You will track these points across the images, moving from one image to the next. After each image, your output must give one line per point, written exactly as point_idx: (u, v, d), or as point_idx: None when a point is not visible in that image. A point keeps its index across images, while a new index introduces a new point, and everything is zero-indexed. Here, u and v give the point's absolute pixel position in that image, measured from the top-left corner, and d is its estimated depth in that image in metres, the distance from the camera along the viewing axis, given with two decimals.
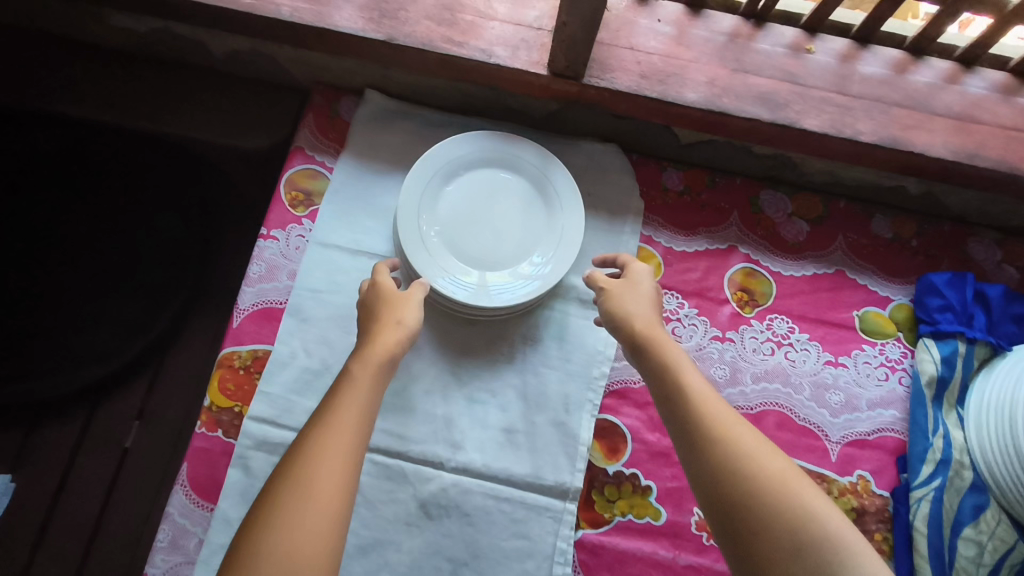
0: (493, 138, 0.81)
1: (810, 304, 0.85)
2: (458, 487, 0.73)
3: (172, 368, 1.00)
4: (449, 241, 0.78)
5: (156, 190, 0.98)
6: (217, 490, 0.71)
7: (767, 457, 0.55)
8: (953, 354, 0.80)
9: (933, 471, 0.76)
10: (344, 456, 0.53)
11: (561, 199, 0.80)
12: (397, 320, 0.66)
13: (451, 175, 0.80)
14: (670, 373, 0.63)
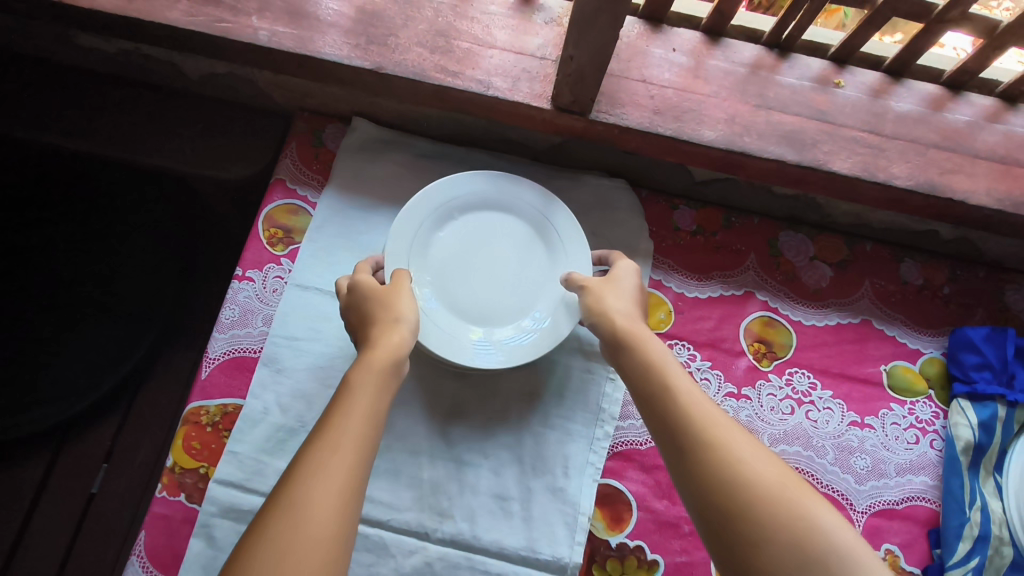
0: (491, 178, 0.75)
1: (833, 358, 0.78)
2: (445, 561, 0.66)
3: (142, 406, 0.97)
4: (443, 291, 0.71)
5: (135, 219, 0.96)
6: (176, 563, 0.65)
7: (759, 460, 0.48)
8: (992, 418, 0.73)
9: (970, 549, 0.69)
10: (344, 482, 0.45)
11: (565, 244, 0.74)
12: (393, 321, 0.58)
13: (445, 219, 0.74)
14: (654, 371, 0.56)
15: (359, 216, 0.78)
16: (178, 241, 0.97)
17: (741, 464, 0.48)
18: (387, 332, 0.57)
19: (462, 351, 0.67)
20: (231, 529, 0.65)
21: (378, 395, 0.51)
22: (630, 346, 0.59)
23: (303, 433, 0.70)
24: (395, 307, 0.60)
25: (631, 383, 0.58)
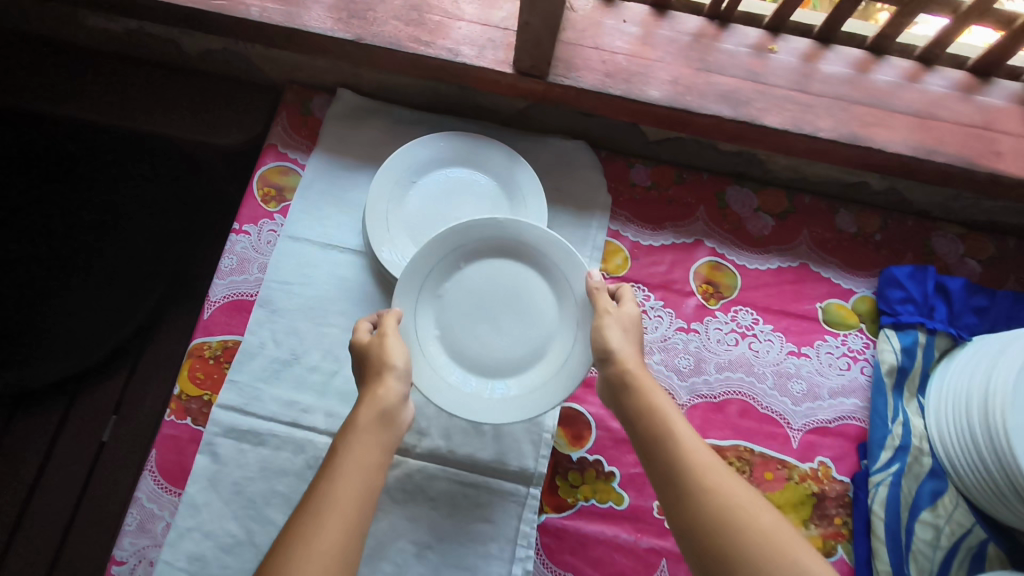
0: (486, 224, 0.75)
1: (774, 296, 0.86)
2: (423, 472, 0.75)
3: (149, 360, 1.05)
4: (455, 347, 0.75)
5: (137, 185, 1.04)
6: (184, 476, 0.74)
7: (758, 512, 0.53)
8: (913, 344, 0.81)
9: (891, 457, 0.77)
10: (340, 534, 0.52)
11: (571, 282, 0.76)
12: (389, 371, 0.64)
13: (449, 271, 0.76)
14: (656, 421, 0.62)
15: (344, 176, 0.87)
16: (177, 206, 1.05)
17: (728, 506, 0.54)
18: (383, 386, 0.64)
19: (476, 407, 0.71)
20: (233, 447, 0.74)
21: (376, 455, 0.59)
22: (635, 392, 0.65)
23: (296, 366, 0.78)
24: (388, 358, 0.66)
25: (632, 434, 0.64)
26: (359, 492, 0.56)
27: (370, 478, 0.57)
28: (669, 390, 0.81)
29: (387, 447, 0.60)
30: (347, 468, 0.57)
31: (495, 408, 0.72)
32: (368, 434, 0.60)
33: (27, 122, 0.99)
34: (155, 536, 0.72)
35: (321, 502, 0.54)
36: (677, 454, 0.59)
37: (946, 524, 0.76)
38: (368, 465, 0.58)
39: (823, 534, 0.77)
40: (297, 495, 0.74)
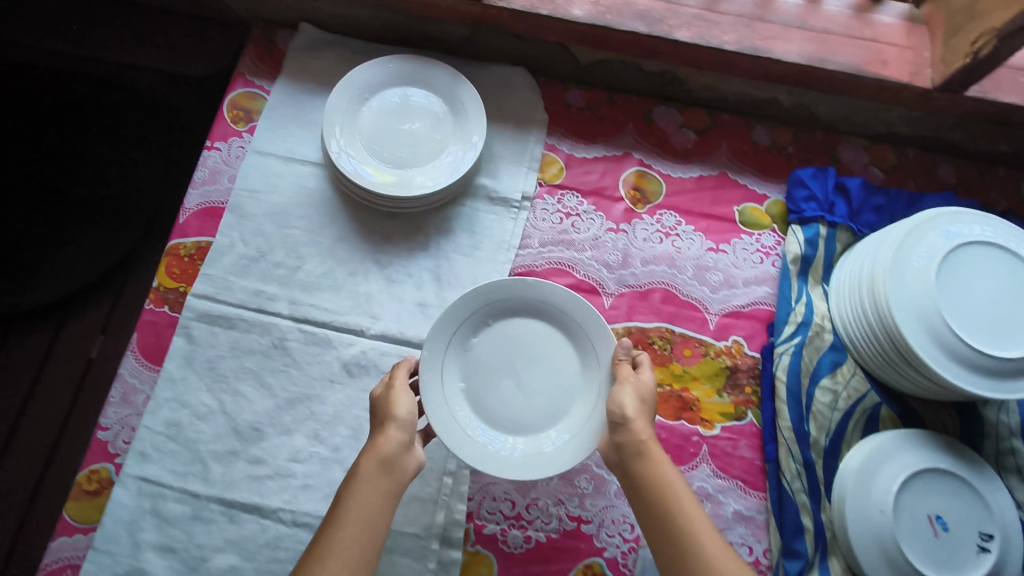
0: (517, 284, 0.81)
1: (695, 201, 0.96)
2: (376, 350, 0.84)
3: (132, 285, 1.15)
4: (478, 404, 0.79)
5: (118, 126, 1.14)
6: (162, 354, 0.83)
7: None
8: (815, 236, 0.91)
9: (794, 330, 0.88)
10: None
11: (596, 347, 0.79)
12: (394, 427, 0.69)
13: (479, 326, 0.82)
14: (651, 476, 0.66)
15: (305, 100, 0.96)
16: (153, 144, 1.14)
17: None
18: (387, 437, 0.68)
19: (492, 463, 0.75)
20: (206, 330, 0.84)
21: (376, 503, 0.64)
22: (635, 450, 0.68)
23: (262, 262, 0.88)
24: (394, 410, 0.70)
25: (628, 480, 0.68)
26: (360, 541, 0.61)
27: (371, 527, 0.62)
28: (598, 281, 0.91)
29: (389, 491, 0.65)
30: (351, 519, 0.62)
31: (511, 463, 0.75)
32: (369, 480, 0.65)
33: (29, 70, 1.13)
34: (137, 406, 0.81)
35: (325, 549, 0.60)
36: (676, 513, 0.63)
37: (843, 389, 0.85)
38: (372, 514, 0.63)
39: (734, 401, 0.86)
40: (263, 371, 0.83)
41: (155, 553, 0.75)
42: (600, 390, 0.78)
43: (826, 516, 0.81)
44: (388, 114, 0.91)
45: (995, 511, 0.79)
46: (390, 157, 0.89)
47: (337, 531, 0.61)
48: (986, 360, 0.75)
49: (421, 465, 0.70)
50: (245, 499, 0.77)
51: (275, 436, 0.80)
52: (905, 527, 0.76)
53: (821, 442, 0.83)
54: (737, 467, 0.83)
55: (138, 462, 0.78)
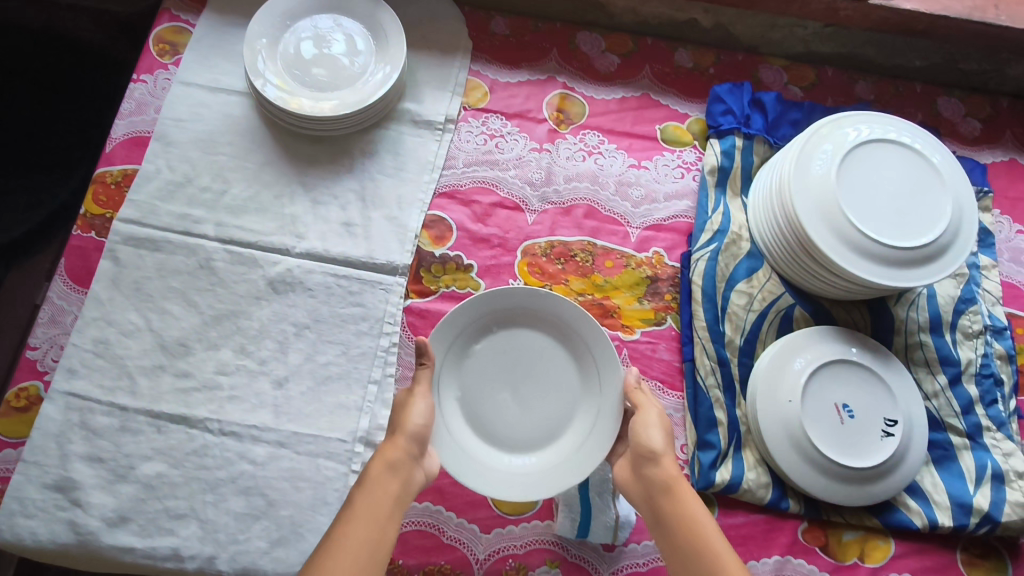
0: (523, 294, 0.79)
1: (618, 121, 0.98)
2: (302, 268, 0.86)
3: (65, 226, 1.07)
4: (474, 417, 0.79)
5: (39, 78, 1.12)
6: (89, 277, 0.85)
7: None
8: (731, 147, 0.94)
9: (710, 238, 0.90)
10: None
11: (599, 364, 0.78)
12: (407, 433, 0.71)
13: (481, 333, 0.80)
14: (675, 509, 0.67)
15: (231, 33, 0.97)
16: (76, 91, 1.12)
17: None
18: (394, 444, 0.71)
19: (488, 475, 0.75)
20: (132, 252, 0.85)
21: (385, 504, 0.66)
22: (659, 483, 0.70)
23: (188, 187, 0.88)
24: (409, 419, 0.72)
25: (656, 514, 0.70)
26: (369, 539, 0.63)
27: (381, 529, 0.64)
28: (522, 199, 0.93)
29: (398, 495, 0.68)
30: (362, 516, 0.65)
31: (504, 477, 0.75)
32: (381, 485, 0.68)
33: None
34: (65, 326, 0.82)
35: (339, 545, 0.62)
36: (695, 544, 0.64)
37: (758, 292, 0.88)
38: (380, 517, 0.65)
39: (654, 307, 0.89)
40: (189, 290, 0.84)
41: (83, 463, 0.76)
42: (600, 412, 0.77)
43: (741, 412, 0.85)
44: (317, 41, 0.92)
45: (901, 399, 0.82)
46: (305, 78, 0.90)
47: (348, 527, 0.64)
48: (895, 252, 0.78)
49: (427, 478, 0.72)
50: (172, 410, 0.79)
51: (201, 350, 0.82)
52: (812, 415, 0.80)
53: (736, 342, 0.86)
54: (657, 369, 0.86)
55: (66, 378, 0.79)
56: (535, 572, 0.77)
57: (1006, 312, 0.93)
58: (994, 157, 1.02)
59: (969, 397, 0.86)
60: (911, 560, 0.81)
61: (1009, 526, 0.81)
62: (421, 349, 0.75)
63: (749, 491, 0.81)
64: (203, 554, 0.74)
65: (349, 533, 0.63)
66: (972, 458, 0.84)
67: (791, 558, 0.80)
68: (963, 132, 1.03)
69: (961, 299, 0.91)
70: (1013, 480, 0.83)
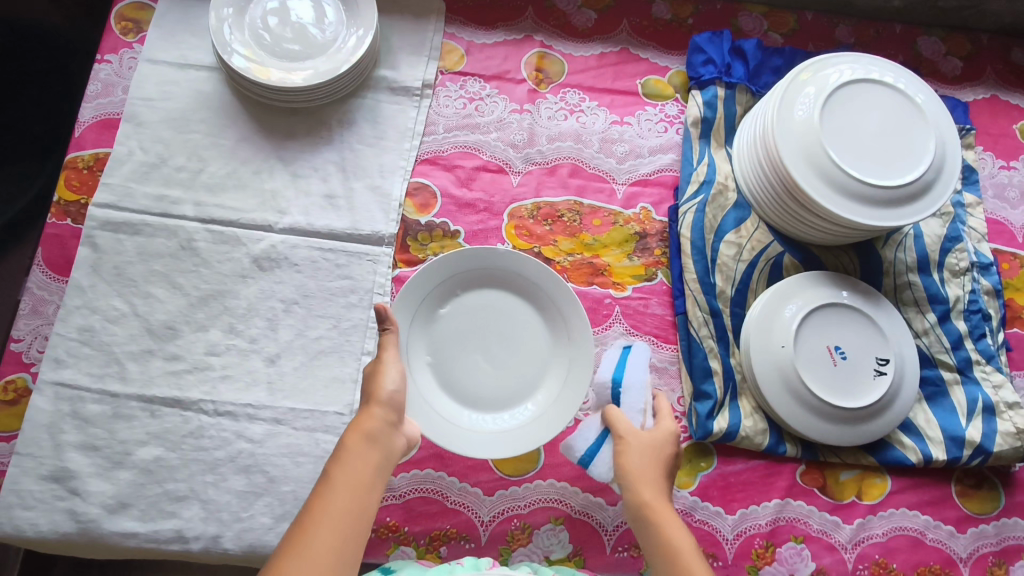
0: (489, 254, 0.79)
1: (598, 77, 0.97)
2: (286, 243, 0.85)
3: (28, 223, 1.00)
4: (447, 380, 0.79)
5: None
6: (68, 266, 0.83)
7: None
8: (713, 97, 0.93)
9: (697, 190, 0.90)
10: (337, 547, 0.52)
11: (567, 316, 0.79)
12: (381, 399, 0.64)
13: (447, 297, 0.80)
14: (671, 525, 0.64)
15: (196, 7, 0.94)
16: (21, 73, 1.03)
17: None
18: (371, 413, 0.63)
19: (464, 435, 0.75)
20: (110, 238, 0.83)
21: (367, 472, 0.58)
22: (654, 506, 0.65)
23: (163, 167, 0.86)
24: (381, 384, 0.65)
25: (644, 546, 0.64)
26: (352, 512, 0.54)
27: (364, 497, 0.56)
28: (505, 161, 0.92)
29: (380, 465, 0.59)
30: (342, 487, 0.56)
31: (481, 436, 0.76)
32: (361, 454, 0.59)
33: None
34: (48, 316, 0.81)
35: (318, 519, 0.53)
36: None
37: (747, 242, 0.88)
38: (362, 486, 0.57)
39: (644, 262, 0.89)
40: (173, 272, 0.82)
41: (77, 452, 0.75)
42: (572, 364, 0.78)
43: (735, 360, 0.85)
44: (287, 9, 0.89)
45: (892, 338, 0.83)
46: (274, 49, 0.88)
47: (328, 497, 0.55)
48: (878, 191, 0.78)
49: (407, 444, 0.65)
50: (165, 394, 0.78)
51: (190, 333, 0.80)
52: (806, 359, 0.81)
53: (727, 293, 0.86)
54: (650, 324, 0.87)
55: (53, 368, 0.78)
56: (541, 530, 0.78)
57: (992, 248, 0.94)
58: (975, 95, 1.02)
59: (958, 333, 0.87)
60: (908, 495, 0.83)
61: (1001, 455, 0.83)
62: (381, 316, 0.69)
63: (747, 438, 0.82)
64: (207, 534, 0.74)
65: (330, 504, 0.54)
66: (964, 392, 0.85)
67: (791, 500, 0.81)
68: (944, 71, 1.03)
69: (947, 238, 0.91)
70: (1003, 411, 0.85)
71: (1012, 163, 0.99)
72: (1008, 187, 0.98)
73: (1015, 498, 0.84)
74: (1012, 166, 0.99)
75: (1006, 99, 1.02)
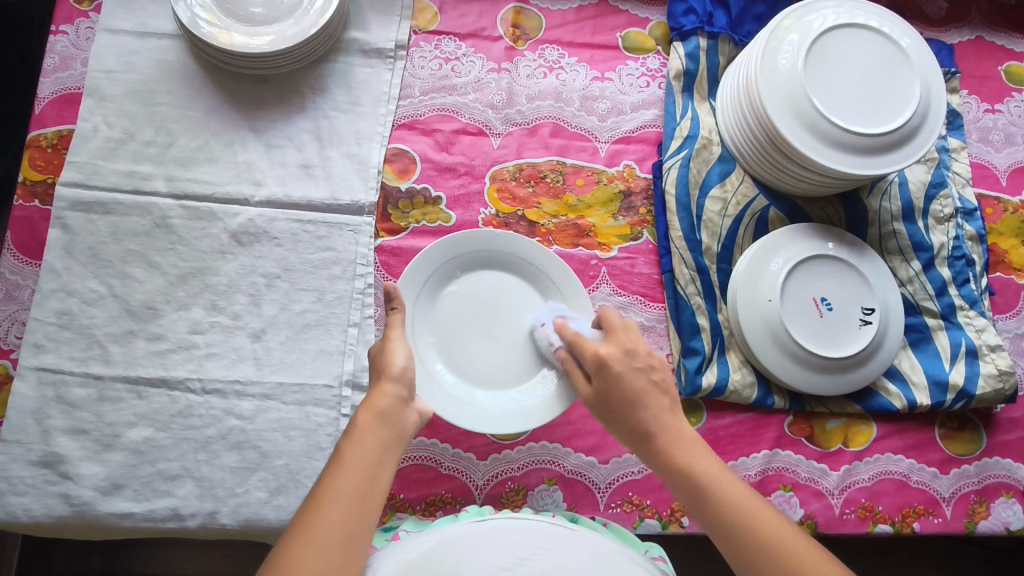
0: (492, 236, 0.80)
1: (577, 32, 0.95)
2: (264, 216, 0.83)
3: None
4: (452, 359, 0.79)
5: None
6: (41, 248, 0.80)
7: (701, 463, 0.59)
8: (695, 49, 0.91)
9: (681, 145, 0.89)
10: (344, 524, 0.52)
11: (563, 290, 0.81)
12: (386, 375, 0.64)
13: (448, 278, 0.80)
14: (685, 462, 0.60)
15: None
16: None
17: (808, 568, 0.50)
18: (382, 390, 0.63)
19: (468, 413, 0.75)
20: (82, 218, 0.80)
21: (377, 452, 0.58)
22: (602, 380, 0.65)
23: (131, 143, 0.83)
24: (391, 361, 0.65)
25: (608, 414, 0.65)
26: (363, 492, 0.54)
27: (376, 478, 0.56)
28: (485, 123, 0.90)
29: (391, 442, 0.60)
30: (353, 467, 0.55)
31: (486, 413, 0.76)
32: (372, 434, 0.59)
33: None
34: (23, 301, 0.79)
35: (327, 495, 0.53)
36: (646, 424, 0.63)
37: (732, 197, 0.87)
38: (373, 467, 0.56)
39: (630, 222, 0.89)
40: (149, 251, 0.80)
41: (66, 437, 0.74)
42: None
43: (722, 316, 0.85)
44: None
45: (877, 288, 0.83)
46: (238, 12, 0.84)
47: (340, 479, 0.54)
48: (864, 139, 0.77)
49: (421, 418, 0.65)
50: (150, 374, 0.77)
51: (171, 312, 0.79)
52: (792, 311, 0.81)
53: (713, 248, 0.86)
54: (637, 284, 0.87)
55: (34, 353, 0.76)
56: (534, 491, 0.79)
57: (976, 193, 0.94)
58: (961, 37, 1.01)
59: (942, 280, 0.88)
60: (893, 440, 0.85)
61: (982, 398, 0.84)
62: (391, 296, 0.69)
63: (735, 392, 0.83)
64: (203, 511, 0.74)
65: (341, 487, 0.54)
66: (948, 338, 0.86)
67: (780, 450, 0.83)
68: (930, 12, 1.01)
69: (932, 184, 0.91)
70: (986, 354, 0.86)
71: (998, 105, 0.98)
72: (993, 130, 0.97)
73: (996, 437, 0.86)
74: (997, 109, 0.98)
75: (992, 40, 1.01)
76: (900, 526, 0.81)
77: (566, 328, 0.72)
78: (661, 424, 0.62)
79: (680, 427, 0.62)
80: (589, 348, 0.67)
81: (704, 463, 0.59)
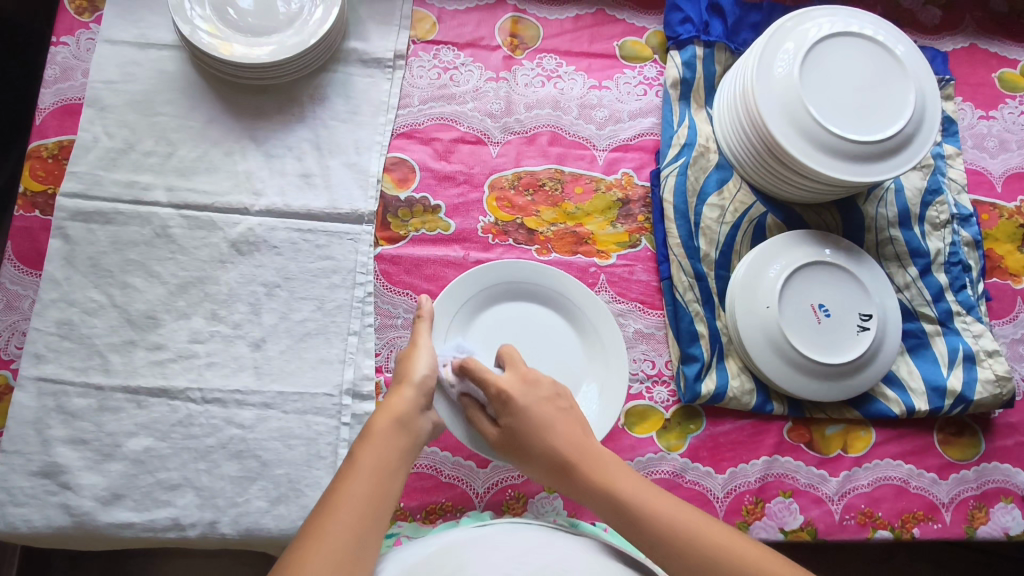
0: (543, 273, 0.81)
1: (574, 41, 0.95)
2: (264, 225, 0.83)
3: None
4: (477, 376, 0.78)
5: None
6: (41, 258, 0.81)
7: (601, 464, 0.64)
8: (692, 57, 0.92)
9: (678, 153, 0.89)
10: (355, 527, 0.52)
11: (597, 326, 0.81)
12: (407, 380, 0.66)
13: (490, 301, 0.81)
14: (590, 474, 0.63)
15: None
16: None
17: None
18: (400, 395, 0.65)
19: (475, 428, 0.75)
20: (82, 228, 0.80)
21: (390, 457, 0.58)
22: (509, 420, 0.68)
23: (131, 153, 0.83)
24: (414, 369, 0.68)
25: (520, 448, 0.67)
26: (373, 500, 0.54)
27: (387, 482, 0.56)
28: (484, 132, 0.91)
29: (405, 450, 0.60)
30: (366, 474, 0.56)
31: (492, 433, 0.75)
32: (385, 439, 0.60)
33: None
34: (23, 312, 0.79)
35: (341, 498, 0.53)
36: (551, 442, 0.66)
37: (730, 204, 0.88)
38: (382, 472, 0.57)
39: (628, 229, 0.89)
40: (149, 260, 0.81)
41: (66, 447, 0.74)
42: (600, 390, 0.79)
43: (721, 323, 0.86)
44: None
45: (874, 294, 0.84)
46: (239, 23, 0.84)
47: (352, 481, 0.55)
48: (863, 147, 0.78)
49: (433, 428, 0.66)
50: (150, 384, 0.77)
51: (172, 321, 0.79)
52: (789, 318, 0.81)
53: (712, 256, 0.87)
54: (636, 290, 0.87)
55: (34, 363, 0.76)
56: (535, 498, 0.79)
57: (971, 199, 0.95)
58: (954, 44, 1.01)
59: (939, 286, 0.88)
60: (891, 446, 0.85)
61: (979, 403, 0.85)
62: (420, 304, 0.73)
63: (734, 399, 0.83)
64: (204, 520, 0.74)
65: (354, 491, 0.54)
66: (945, 343, 0.87)
67: (780, 456, 0.83)
68: (923, 20, 1.02)
69: (928, 191, 0.91)
70: (983, 359, 0.86)
71: (992, 112, 0.99)
72: (987, 137, 0.98)
73: (994, 443, 0.87)
74: (991, 116, 0.99)
75: (985, 48, 1.02)
76: (900, 532, 0.81)
77: (474, 363, 0.71)
78: (569, 441, 0.66)
79: (585, 442, 0.66)
80: (489, 380, 0.69)
81: (610, 471, 0.63)
